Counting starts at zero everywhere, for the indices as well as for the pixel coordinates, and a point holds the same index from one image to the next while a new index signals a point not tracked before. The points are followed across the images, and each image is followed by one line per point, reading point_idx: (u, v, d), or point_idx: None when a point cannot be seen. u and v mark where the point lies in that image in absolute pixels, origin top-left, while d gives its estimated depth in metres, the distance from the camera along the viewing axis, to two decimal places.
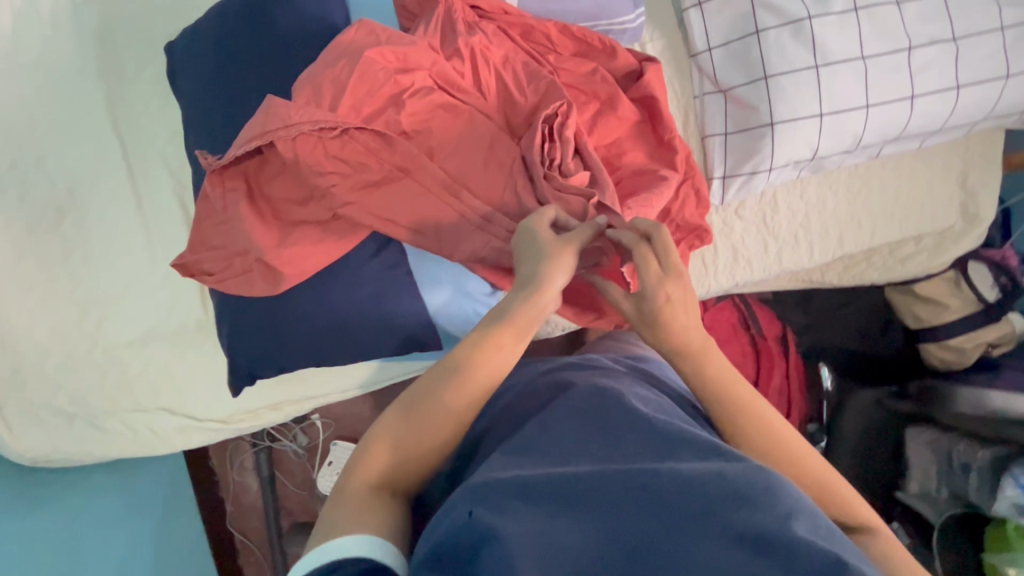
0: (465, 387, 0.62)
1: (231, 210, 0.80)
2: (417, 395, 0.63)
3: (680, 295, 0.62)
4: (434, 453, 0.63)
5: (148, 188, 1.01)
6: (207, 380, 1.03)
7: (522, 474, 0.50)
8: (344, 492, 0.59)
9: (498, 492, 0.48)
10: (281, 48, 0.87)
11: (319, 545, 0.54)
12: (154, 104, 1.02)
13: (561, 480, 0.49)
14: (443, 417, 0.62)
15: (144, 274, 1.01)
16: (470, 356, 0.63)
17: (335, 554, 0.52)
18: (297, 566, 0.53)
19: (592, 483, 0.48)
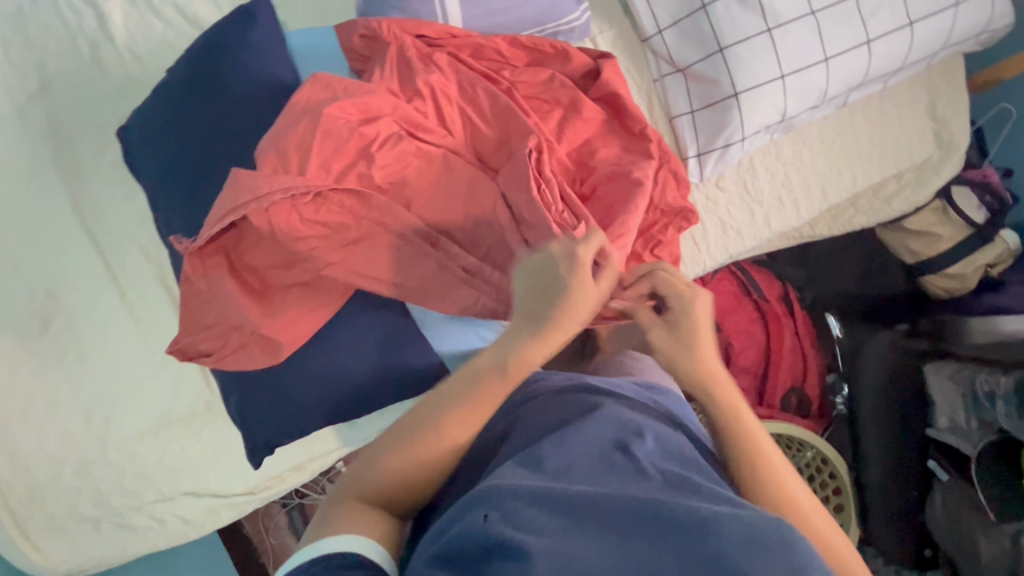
0: (471, 423, 0.62)
1: (218, 288, 0.78)
2: (423, 415, 0.64)
3: (702, 320, 0.68)
4: (437, 474, 0.62)
5: (130, 276, 1.00)
6: (226, 455, 1.01)
7: (542, 487, 0.49)
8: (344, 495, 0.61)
9: (511, 500, 0.48)
10: (234, 114, 0.85)
11: (311, 541, 0.56)
12: (118, 191, 1.00)
13: (575, 496, 0.48)
14: (442, 447, 0.61)
15: (142, 364, 0.99)
16: (475, 383, 0.63)
17: (327, 548, 0.54)
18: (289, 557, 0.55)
19: (605, 504, 0.47)
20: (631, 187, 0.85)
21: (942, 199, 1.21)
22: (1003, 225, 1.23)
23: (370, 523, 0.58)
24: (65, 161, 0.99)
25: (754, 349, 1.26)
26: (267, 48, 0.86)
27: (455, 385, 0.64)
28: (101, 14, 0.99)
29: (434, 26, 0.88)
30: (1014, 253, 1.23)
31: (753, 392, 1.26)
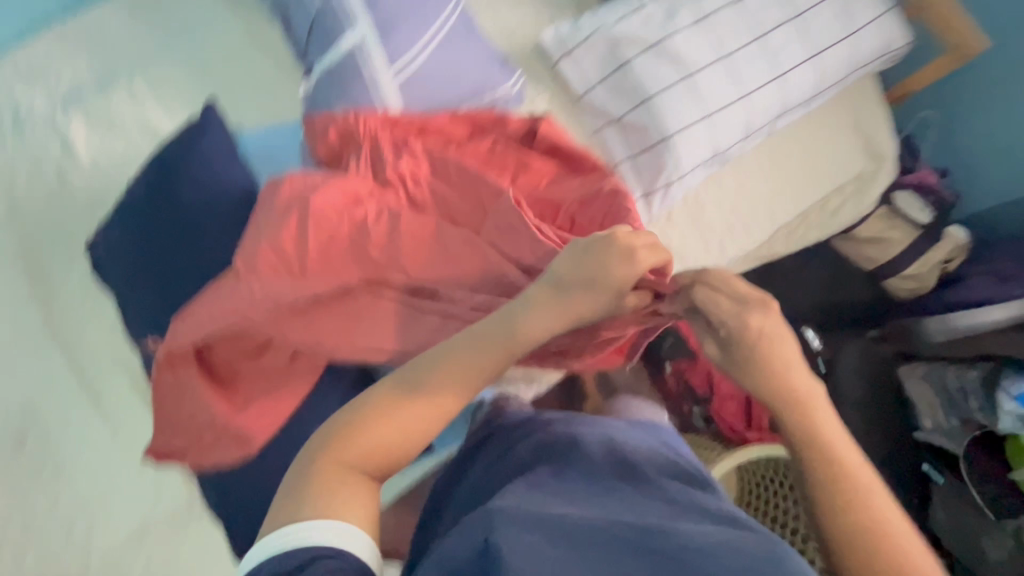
0: (458, 381, 0.64)
1: (188, 384, 0.80)
2: (418, 373, 0.64)
3: (766, 325, 0.62)
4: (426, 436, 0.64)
5: (105, 382, 1.00)
6: (214, 552, 0.99)
7: (541, 510, 0.46)
8: (326, 442, 0.60)
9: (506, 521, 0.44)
10: (195, 215, 0.90)
11: (286, 526, 0.54)
12: (89, 299, 1.02)
13: (574, 519, 0.46)
14: (429, 409, 0.63)
15: (122, 469, 0.98)
16: (471, 351, 0.65)
17: (308, 545, 0.52)
18: (257, 549, 0.54)
19: (600, 528, 0.45)
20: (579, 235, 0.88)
21: (885, 207, 1.28)
22: (948, 223, 1.27)
23: (356, 496, 0.58)
24: (37, 279, 1.02)
25: None
26: (221, 151, 0.91)
27: (459, 339, 0.66)
28: (65, 138, 1.05)
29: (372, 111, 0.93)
30: (966, 248, 1.26)
31: (740, 416, 1.26)
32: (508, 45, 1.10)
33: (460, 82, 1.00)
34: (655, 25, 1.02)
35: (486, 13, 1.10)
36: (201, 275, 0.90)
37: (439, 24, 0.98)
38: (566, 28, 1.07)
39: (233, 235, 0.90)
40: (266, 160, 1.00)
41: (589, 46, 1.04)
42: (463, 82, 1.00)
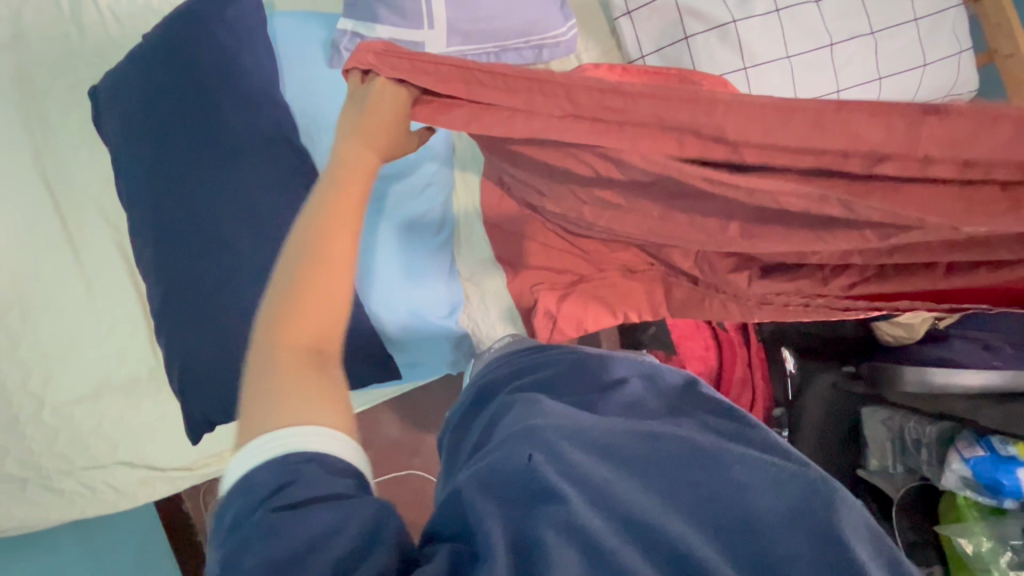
0: (315, 272, 0.53)
1: (194, 252, 0.88)
2: (306, 240, 0.54)
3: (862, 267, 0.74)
4: (343, 295, 0.54)
5: (84, 237, 0.98)
6: (165, 429, 1.01)
7: (563, 421, 0.52)
8: (271, 369, 0.49)
9: (546, 433, 0.50)
10: (203, 87, 0.87)
11: (263, 437, 0.46)
12: (82, 151, 0.99)
13: (580, 434, 0.51)
14: (335, 255, 0.54)
15: (87, 327, 0.97)
16: (309, 273, 0.53)
17: (301, 450, 0.45)
18: (255, 450, 0.45)
19: (607, 443, 0.51)
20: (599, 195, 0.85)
21: None
22: None
23: (309, 384, 0.48)
24: (31, 118, 0.98)
25: (705, 377, 1.31)
26: (246, 30, 0.88)
27: (283, 290, 0.53)
28: None
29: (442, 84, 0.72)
30: None
31: None
32: None
33: (510, 13, 0.93)
34: (728, 4, 0.95)
35: None
36: (204, 157, 0.87)
37: None
38: None
39: (240, 118, 0.87)
40: (291, 43, 0.93)
41: (654, 10, 0.97)
42: (513, 15, 0.93)
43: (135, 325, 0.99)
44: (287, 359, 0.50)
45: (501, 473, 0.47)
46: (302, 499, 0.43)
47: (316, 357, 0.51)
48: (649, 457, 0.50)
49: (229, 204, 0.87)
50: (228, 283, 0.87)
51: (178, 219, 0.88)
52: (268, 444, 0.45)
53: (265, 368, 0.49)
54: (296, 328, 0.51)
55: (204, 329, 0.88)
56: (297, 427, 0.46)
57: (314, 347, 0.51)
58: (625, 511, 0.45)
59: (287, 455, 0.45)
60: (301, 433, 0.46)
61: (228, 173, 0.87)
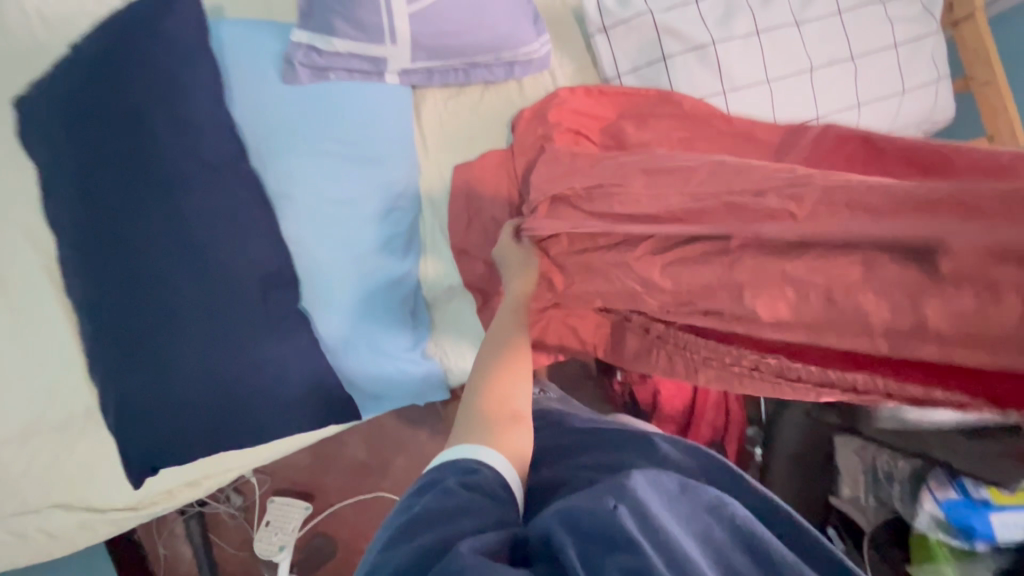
0: (505, 356, 0.67)
1: (130, 286, 0.80)
2: (496, 338, 0.71)
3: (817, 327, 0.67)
4: (525, 375, 0.66)
5: (10, 262, 0.90)
6: (102, 470, 0.93)
7: (660, 479, 0.51)
8: (474, 409, 0.61)
9: (637, 490, 0.48)
10: (138, 105, 0.79)
11: (460, 445, 0.56)
12: (8, 168, 0.90)
13: (670, 495, 0.50)
14: (519, 348, 0.69)
15: (13, 359, 0.89)
16: (497, 354, 0.68)
17: (479, 457, 0.54)
18: (452, 451, 0.56)
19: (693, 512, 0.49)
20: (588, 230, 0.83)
21: None
22: None
23: (509, 431, 0.58)
24: None
25: (680, 400, 1.28)
26: (188, 43, 0.80)
27: (485, 361, 0.67)
28: None
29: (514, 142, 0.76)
30: None
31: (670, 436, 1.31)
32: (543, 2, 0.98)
33: (479, 28, 0.88)
34: (706, 25, 0.91)
35: None
36: (142, 180, 0.79)
37: None
38: None
39: (183, 141, 0.80)
40: (241, 55, 0.85)
41: (631, 27, 0.92)
42: (482, 30, 0.87)
43: (67, 359, 0.91)
44: (491, 411, 0.60)
45: (588, 515, 0.46)
46: (475, 487, 0.52)
47: (503, 411, 0.60)
48: (729, 534, 0.47)
49: (169, 233, 0.80)
50: (171, 318, 0.80)
51: (113, 250, 0.80)
52: (463, 450, 0.56)
53: (467, 409, 0.61)
54: (495, 391, 0.62)
55: (145, 367, 0.81)
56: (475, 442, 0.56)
57: (507, 406, 0.61)
58: (698, 574, 0.42)
59: (471, 457, 0.54)
60: (483, 449, 0.55)
61: (168, 199, 0.79)
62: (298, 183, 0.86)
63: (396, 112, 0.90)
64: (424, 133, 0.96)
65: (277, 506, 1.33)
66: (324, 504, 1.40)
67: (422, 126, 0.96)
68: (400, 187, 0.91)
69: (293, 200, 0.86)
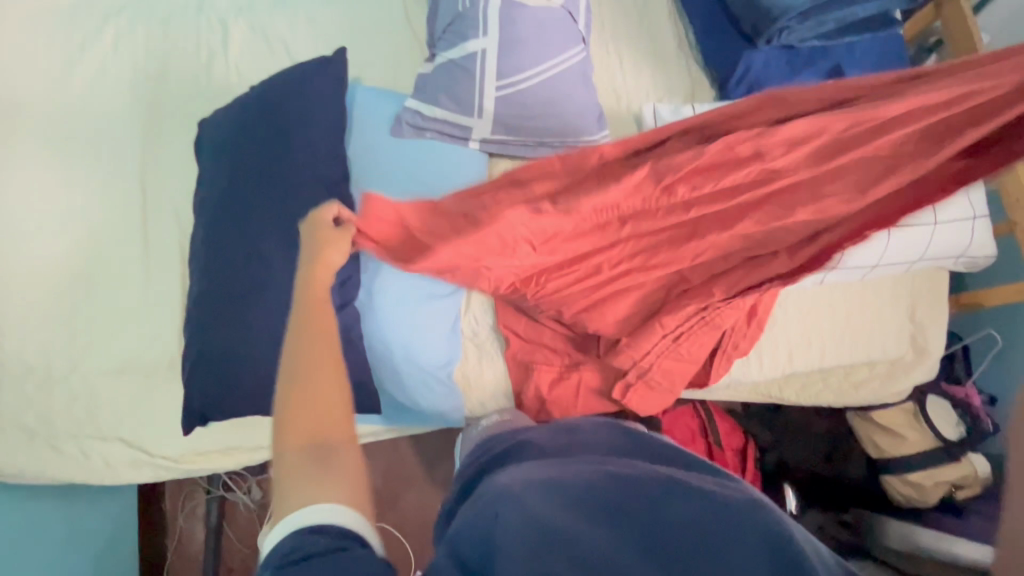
0: (302, 405, 0.65)
1: (236, 265, 1.01)
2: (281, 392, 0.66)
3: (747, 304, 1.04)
4: (332, 408, 0.66)
5: (156, 234, 1.15)
6: (164, 416, 1.10)
7: (537, 475, 0.61)
8: (283, 461, 0.62)
9: (513, 496, 0.58)
10: (282, 134, 1.04)
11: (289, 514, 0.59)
12: (178, 167, 1.18)
13: (546, 482, 0.60)
14: (313, 390, 0.66)
15: (132, 308, 1.11)
16: (286, 404, 0.65)
17: (313, 519, 0.58)
18: (278, 528, 0.59)
19: (576, 483, 0.60)
20: (617, 295, 1.01)
21: (914, 402, 1.22)
22: (977, 450, 1.22)
23: (341, 472, 0.62)
24: (150, 135, 1.20)
25: None
26: (330, 96, 1.06)
27: (281, 416, 0.65)
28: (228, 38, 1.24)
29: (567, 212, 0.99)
30: (986, 482, 1.20)
31: None
32: (610, 105, 1.18)
33: (550, 116, 1.07)
34: None
35: (602, 72, 1.19)
36: (269, 187, 1.02)
37: (556, 60, 1.07)
38: (667, 109, 1.11)
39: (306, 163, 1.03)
40: (365, 112, 1.11)
41: None
42: (552, 116, 1.07)
43: (169, 316, 1.11)
44: (294, 456, 0.62)
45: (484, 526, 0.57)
46: (315, 551, 0.56)
47: (316, 447, 0.63)
48: (600, 487, 0.59)
49: (276, 229, 1.01)
50: (259, 297, 0.99)
51: (232, 234, 1.02)
52: (291, 523, 0.59)
53: (279, 460, 0.63)
54: (293, 425, 0.64)
55: (227, 329, 0.99)
56: (293, 511, 0.59)
57: (313, 441, 0.63)
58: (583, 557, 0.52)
59: (312, 525, 0.58)
60: (313, 508, 0.59)
61: (283, 204, 1.01)
62: None
63: (470, 169, 1.09)
64: None
65: None
66: None
67: None
68: None
69: None
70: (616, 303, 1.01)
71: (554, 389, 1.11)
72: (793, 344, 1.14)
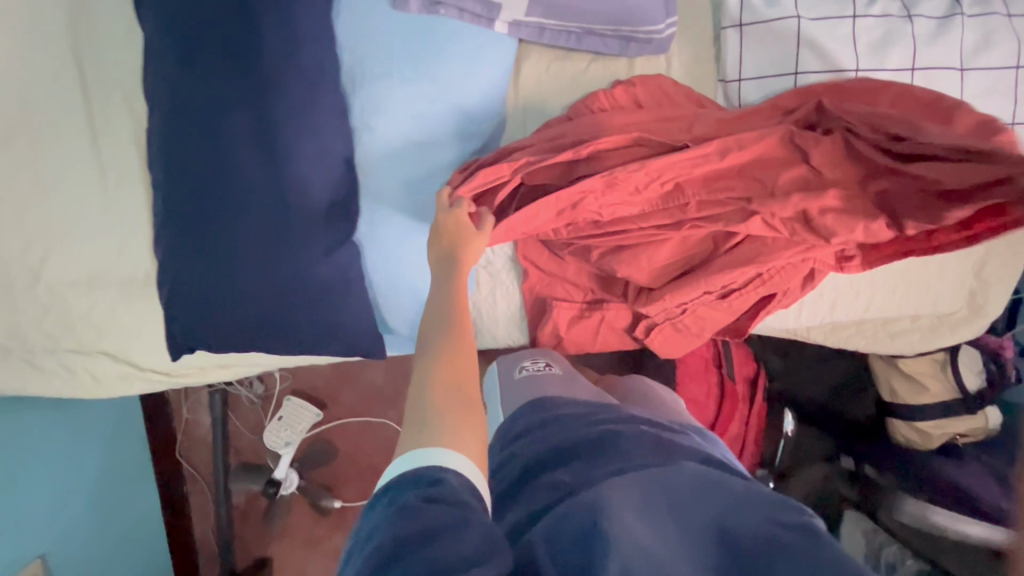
0: (451, 352, 0.65)
1: (205, 176, 0.83)
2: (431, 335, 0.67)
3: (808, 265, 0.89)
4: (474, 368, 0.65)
5: (105, 121, 0.94)
6: (148, 333, 1.01)
7: (629, 470, 0.55)
8: (422, 393, 0.60)
9: (605, 498, 0.52)
10: (247, 0, 0.78)
11: (415, 448, 0.54)
12: (120, 32, 0.93)
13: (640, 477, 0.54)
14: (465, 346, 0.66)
15: (91, 213, 0.95)
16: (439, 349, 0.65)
17: (437, 461, 0.53)
18: (395, 463, 0.54)
19: (672, 483, 0.54)
20: (657, 238, 0.86)
21: (946, 352, 1.17)
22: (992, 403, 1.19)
23: (473, 430, 0.57)
24: None
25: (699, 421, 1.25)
26: None
27: (433, 352, 0.65)
28: None
29: (614, 138, 0.81)
30: (991, 432, 1.20)
31: None
32: None
33: None
34: (856, 47, 0.81)
35: None
36: (236, 73, 0.80)
37: None
38: None
39: (281, 47, 0.79)
40: None
41: (770, 30, 0.83)
42: None
43: (136, 225, 0.96)
44: (438, 392, 0.60)
45: (566, 532, 0.50)
46: (439, 495, 0.49)
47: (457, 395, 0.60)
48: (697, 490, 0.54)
49: (250, 135, 0.81)
50: (235, 216, 0.83)
51: (197, 138, 0.82)
52: (414, 458, 0.53)
53: (419, 390, 0.61)
54: (450, 368, 0.63)
55: (202, 255, 0.85)
56: (438, 445, 0.54)
57: (461, 390, 0.61)
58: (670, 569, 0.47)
59: (431, 464, 0.52)
60: (439, 452, 0.54)
61: (258, 100, 0.80)
62: (385, 113, 0.83)
63: (496, 62, 0.84)
64: (519, 88, 0.91)
65: (291, 405, 1.42)
66: (334, 415, 1.49)
67: (518, 83, 0.91)
68: (471, 146, 0.87)
69: (372, 127, 0.84)
70: (658, 247, 0.87)
71: (574, 327, 1.02)
72: (840, 294, 1.03)
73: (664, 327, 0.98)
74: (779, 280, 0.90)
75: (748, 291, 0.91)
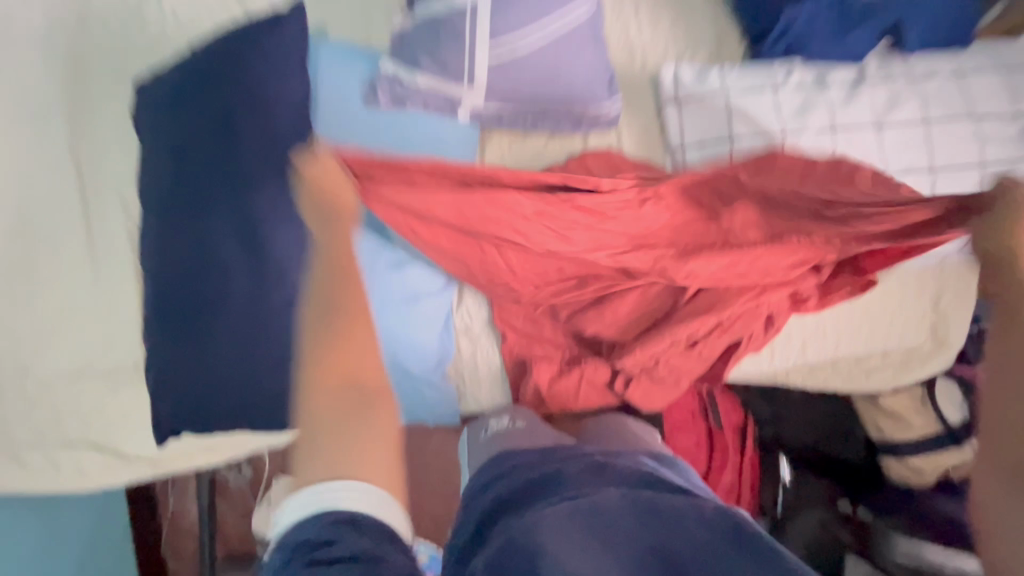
0: (333, 340, 0.61)
1: (192, 266, 0.88)
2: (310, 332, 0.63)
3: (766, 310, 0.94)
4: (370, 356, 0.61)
5: (100, 221, 1.00)
6: (135, 421, 1.02)
7: (574, 500, 0.55)
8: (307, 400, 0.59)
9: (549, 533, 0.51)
10: (230, 108, 0.87)
11: (307, 485, 0.56)
12: (116, 140, 1.01)
13: (583, 507, 0.54)
14: (354, 333, 0.62)
15: (83, 307, 0.99)
16: (318, 342, 0.61)
17: (337, 505, 0.54)
18: (289, 504, 0.56)
19: (614, 513, 0.54)
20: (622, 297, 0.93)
21: (923, 388, 1.20)
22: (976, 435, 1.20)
23: (369, 435, 0.58)
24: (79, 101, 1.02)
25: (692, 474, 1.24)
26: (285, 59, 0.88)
27: (316, 351, 0.61)
28: None
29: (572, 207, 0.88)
30: None
31: None
32: (622, 65, 1.00)
33: (553, 85, 0.91)
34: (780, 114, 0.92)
35: (613, 23, 1.01)
36: (221, 169, 0.87)
37: (560, 13, 0.89)
38: (690, 73, 0.95)
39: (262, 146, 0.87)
40: (336, 73, 0.93)
41: (704, 104, 0.93)
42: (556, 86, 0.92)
43: (127, 315, 1.00)
44: (325, 388, 0.58)
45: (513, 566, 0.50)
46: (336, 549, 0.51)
47: (344, 390, 0.58)
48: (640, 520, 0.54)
49: (234, 226, 0.87)
50: (221, 301, 0.87)
51: (185, 231, 0.89)
52: (308, 498, 0.55)
53: (307, 393, 0.59)
54: (336, 361, 0.59)
55: (189, 340, 0.88)
56: (331, 477, 0.56)
57: (349, 382, 0.59)
58: None
59: (325, 507, 0.54)
60: (333, 483, 0.55)
61: (241, 194, 0.87)
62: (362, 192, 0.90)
63: (460, 147, 0.94)
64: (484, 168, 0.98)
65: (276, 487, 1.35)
66: None
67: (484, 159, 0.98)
68: None
69: None
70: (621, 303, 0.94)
71: (555, 388, 0.99)
72: (808, 333, 1.07)
73: (641, 378, 0.97)
74: (741, 326, 0.94)
75: (710, 336, 0.94)
